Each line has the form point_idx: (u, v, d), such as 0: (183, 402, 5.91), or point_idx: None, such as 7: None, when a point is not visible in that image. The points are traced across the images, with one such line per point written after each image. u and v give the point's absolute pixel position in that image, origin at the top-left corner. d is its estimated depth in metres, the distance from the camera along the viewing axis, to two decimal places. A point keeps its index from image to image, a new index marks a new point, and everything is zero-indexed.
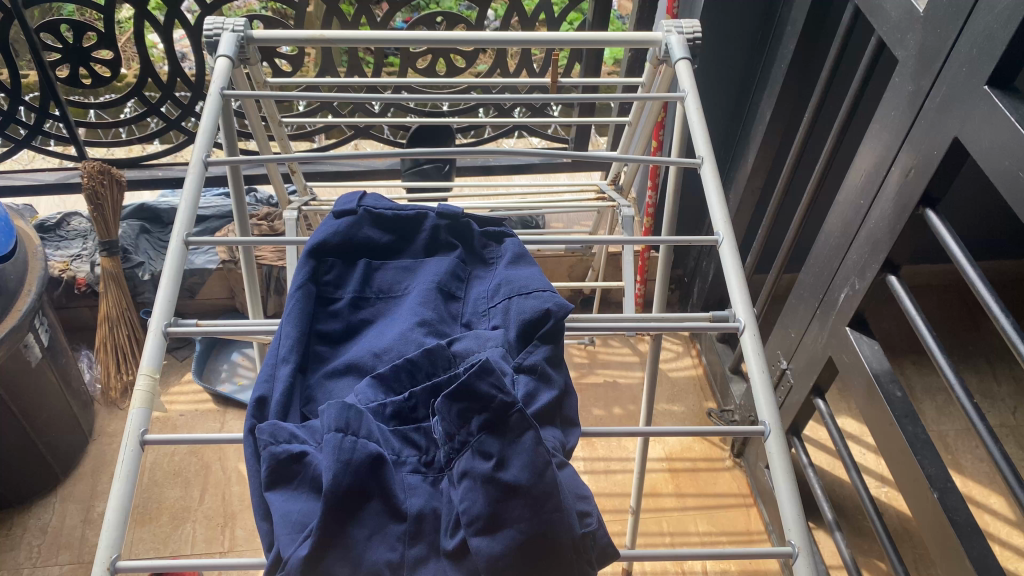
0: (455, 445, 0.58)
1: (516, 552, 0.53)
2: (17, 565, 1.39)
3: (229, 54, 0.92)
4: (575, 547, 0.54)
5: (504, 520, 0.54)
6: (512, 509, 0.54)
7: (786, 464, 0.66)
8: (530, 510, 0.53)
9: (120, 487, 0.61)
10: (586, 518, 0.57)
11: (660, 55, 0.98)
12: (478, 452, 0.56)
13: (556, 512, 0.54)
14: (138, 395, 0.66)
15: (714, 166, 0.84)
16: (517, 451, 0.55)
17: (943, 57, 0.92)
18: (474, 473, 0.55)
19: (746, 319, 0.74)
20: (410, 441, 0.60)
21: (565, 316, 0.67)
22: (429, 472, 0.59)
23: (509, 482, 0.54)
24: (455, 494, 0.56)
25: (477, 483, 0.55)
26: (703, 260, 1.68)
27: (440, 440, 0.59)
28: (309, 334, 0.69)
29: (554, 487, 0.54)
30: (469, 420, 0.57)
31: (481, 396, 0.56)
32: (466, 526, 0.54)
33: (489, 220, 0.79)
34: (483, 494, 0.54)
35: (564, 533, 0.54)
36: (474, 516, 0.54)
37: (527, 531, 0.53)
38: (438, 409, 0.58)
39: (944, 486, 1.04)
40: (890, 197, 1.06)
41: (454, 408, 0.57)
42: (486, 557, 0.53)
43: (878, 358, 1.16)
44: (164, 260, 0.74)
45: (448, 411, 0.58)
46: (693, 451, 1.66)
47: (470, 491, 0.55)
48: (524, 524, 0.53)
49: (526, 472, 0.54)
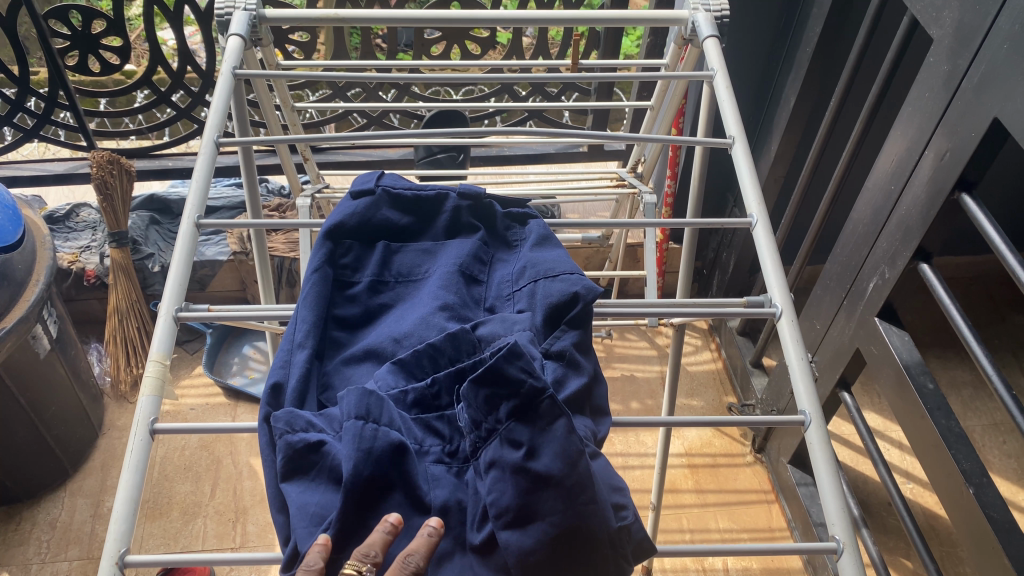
0: (482, 433, 0.54)
1: (548, 545, 0.50)
2: (25, 560, 1.36)
3: (241, 33, 0.89)
4: (611, 542, 0.51)
5: (536, 512, 0.50)
6: (545, 500, 0.50)
7: (828, 455, 0.63)
8: (563, 502, 0.50)
9: (129, 477, 0.58)
10: (621, 510, 0.54)
11: (686, 35, 0.94)
12: (508, 440, 0.53)
13: (590, 504, 0.50)
14: (148, 382, 0.64)
15: (746, 145, 0.81)
16: (549, 439, 0.51)
17: (982, 34, 0.88)
18: (503, 463, 0.52)
19: (783, 304, 0.70)
20: (433, 430, 0.57)
21: (594, 300, 0.64)
22: (453, 463, 0.56)
23: (541, 472, 0.51)
24: (484, 487, 0.53)
25: (506, 473, 0.52)
26: (723, 250, 1.65)
27: (467, 426, 0.56)
28: (326, 320, 0.66)
29: (588, 478, 0.51)
30: (497, 407, 0.53)
31: (510, 381, 0.52)
32: (494, 518, 0.51)
33: (512, 201, 0.76)
34: (512, 485, 0.51)
35: (599, 527, 0.50)
36: (504, 508, 0.51)
37: (560, 524, 0.50)
38: (464, 394, 0.55)
39: (980, 481, 1.00)
40: (923, 182, 1.03)
41: (481, 393, 0.54)
42: (516, 552, 0.50)
43: (909, 350, 1.12)
44: (175, 245, 0.71)
45: (476, 396, 0.54)
46: (713, 446, 1.62)
47: (498, 482, 0.52)
48: (557, 516, 0.50)
49: (558, 462, 0.50)
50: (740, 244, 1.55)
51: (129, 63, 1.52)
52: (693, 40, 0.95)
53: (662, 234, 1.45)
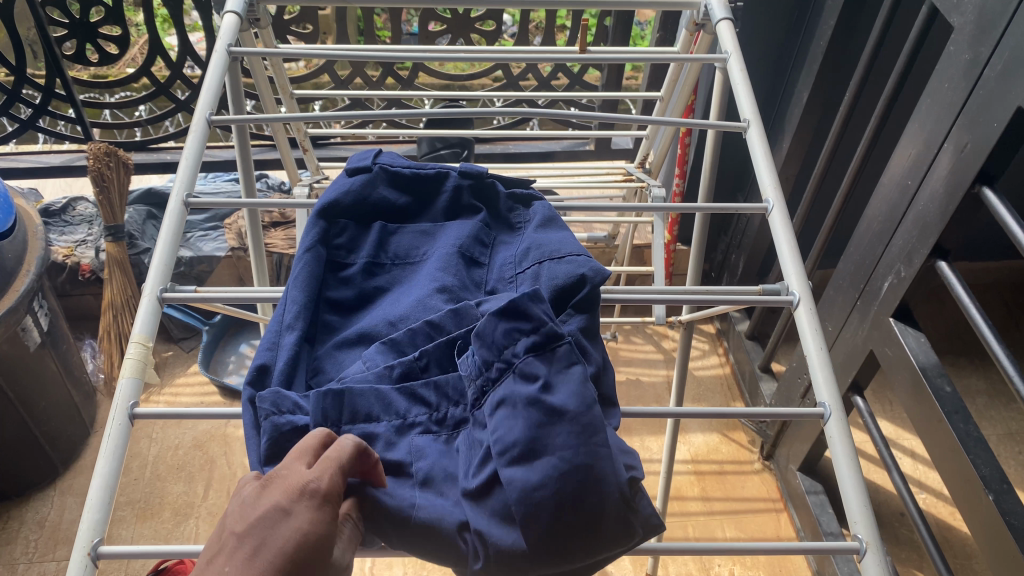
0: (492, 375, 0.51)
1: (556, 483, 0.46)
2: (12, 559, 1.32)
3: (237, 10, 0.86)
4: (622, 498, 0.47)
5: (546, 448, 0.47)
6: (557, 435, 0.47)
7: (849, 448, 0.60)
8: (576, 439, 0.47)
9: (105, 464, 0.55)
10: (632, 471, 0.50)
11: (699, 19, 0.91)
12: (522, 375, 0.50)
13: (603, 447, 0.47)
14: (129, 363, 0.60)
15: (761, 129, 0.78)
16: (565, 379, 0.49)
17: (1006, 20, 0.85)
18: (515, 398, 0.49)
19: (801, 291, 0.67)
20: (419, 398, 0.55)
21: (603, 282, 0.60)
22: (441, 432, 0.54)
23: (555, 406, 0.48)
24: (490, 430, 0.50)
25: (517, 409, 0.49)
26: (732, 252, 1.61)
27: (472, 377, 0.53)
28: (317, 302, 0.63)
29: (603, 422, 0.48)
30: (516, 341, 0.51)
31: (532, 319, 0.50)
32: (499, 455, 0.48)
33: (516, 182, 0.72)
34: (524, 418, 0.48)
35: (609, 478, 0.47)
36: (511, 443, 0.47)
37: (571, 460, 0.46)
38: (480, 331, 0.52)
39: (1000, 487, 0.96)
40: (942, 176, 0.99)
41: (500, 327, 0.51)
42: (521, 488, 0.46)
43: (925, 352, 1.09)
44: (161, 225, 0.68)
45: (493, 331, 0.51)
46: (719, 453, 1.58)
47: (509, 418, 0.49)
48: (568, 452, 0.46)
49: (575, 398, 0.48)
50: (749, 246, 1.52)
51: (127, 51, 1.49)
52: (707, 25, 0.92)
53: (669, 233, 1.42)
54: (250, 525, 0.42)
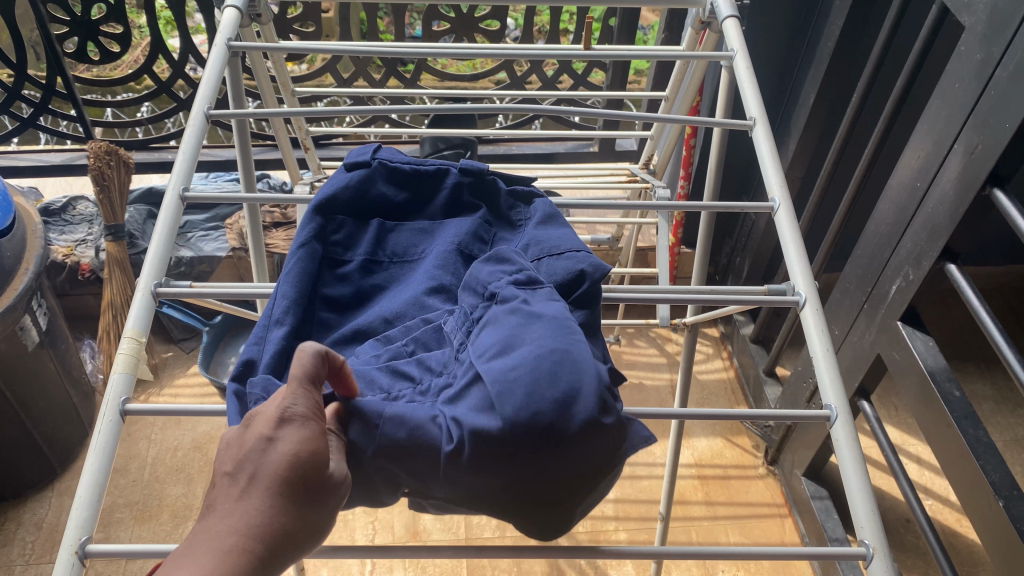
0: (475, 320, 0.56)
1: (532, 359, 0.47)
2: (9, 561, 1.31)
3: (237, 4, 0.85)
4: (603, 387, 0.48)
5: (523, 340, 0.50)
6: (535, 330, 0.50)
7: (856, 452, 0.58)
8: (552, 331, 0.49)
9: (94, 461, 0.53)
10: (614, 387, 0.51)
11: (705, 17, 0.90)
12: (503, 300, 0.54)
13: (580, 340, 0.49)
14: (121, 359, 0.59)
15: (768, 127, 0.76)
16: (544, 299, 0.53)
17: (1019, 18, 0.83)
18: (497, 317, 0.53)
19: (807, 292, 0.65)
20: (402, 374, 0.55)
21: (602, 280, 0.59)
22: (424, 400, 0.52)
23: (533, 311, 0.52)
24: (471, 347, 0.53)
25: (499, 321, 0.52)
26: (736, 255, 1.60)
27: (455, 330, 0.57)
28: (311, 298, 0.61)
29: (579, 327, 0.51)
30: (498, 281, 0.56)
31: (513, 263, 0.57)
32: (480, 356, 0.51)
33: (517, 179, 0.71)
34: (505, 325, 0.52)
35: (586, 360, 0.48)
36: (492, 346, 0.51)
37: (546, 344, 0.48)
38: (469, 284, 0.58)
39: (1011, 494, 0.94)
40: (952, 178, 0.98)
41: (486, 270, 0.58)
42: (500, 369, 0.48)
43: (933, 356, 1.07)
44: (157, 219, 0.67)
45: (479, 284, 0.58)
46: (723, 457, 1.56)
47: (491, 331, 0.52)
48: (544, 339, 0.49)
49: (552, 306, 0.52)
50: (754, 249, 1.51)
51: (129, 50, 1.48)
52: (712, 23, 0.91)
53: (674, 234, 1.40)
54: (239, 459, 0.43)
